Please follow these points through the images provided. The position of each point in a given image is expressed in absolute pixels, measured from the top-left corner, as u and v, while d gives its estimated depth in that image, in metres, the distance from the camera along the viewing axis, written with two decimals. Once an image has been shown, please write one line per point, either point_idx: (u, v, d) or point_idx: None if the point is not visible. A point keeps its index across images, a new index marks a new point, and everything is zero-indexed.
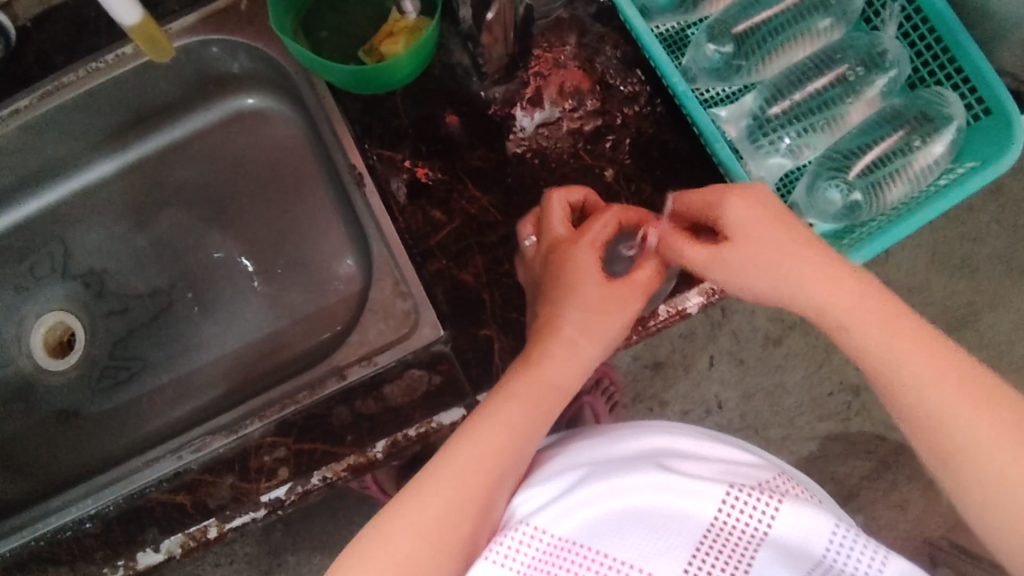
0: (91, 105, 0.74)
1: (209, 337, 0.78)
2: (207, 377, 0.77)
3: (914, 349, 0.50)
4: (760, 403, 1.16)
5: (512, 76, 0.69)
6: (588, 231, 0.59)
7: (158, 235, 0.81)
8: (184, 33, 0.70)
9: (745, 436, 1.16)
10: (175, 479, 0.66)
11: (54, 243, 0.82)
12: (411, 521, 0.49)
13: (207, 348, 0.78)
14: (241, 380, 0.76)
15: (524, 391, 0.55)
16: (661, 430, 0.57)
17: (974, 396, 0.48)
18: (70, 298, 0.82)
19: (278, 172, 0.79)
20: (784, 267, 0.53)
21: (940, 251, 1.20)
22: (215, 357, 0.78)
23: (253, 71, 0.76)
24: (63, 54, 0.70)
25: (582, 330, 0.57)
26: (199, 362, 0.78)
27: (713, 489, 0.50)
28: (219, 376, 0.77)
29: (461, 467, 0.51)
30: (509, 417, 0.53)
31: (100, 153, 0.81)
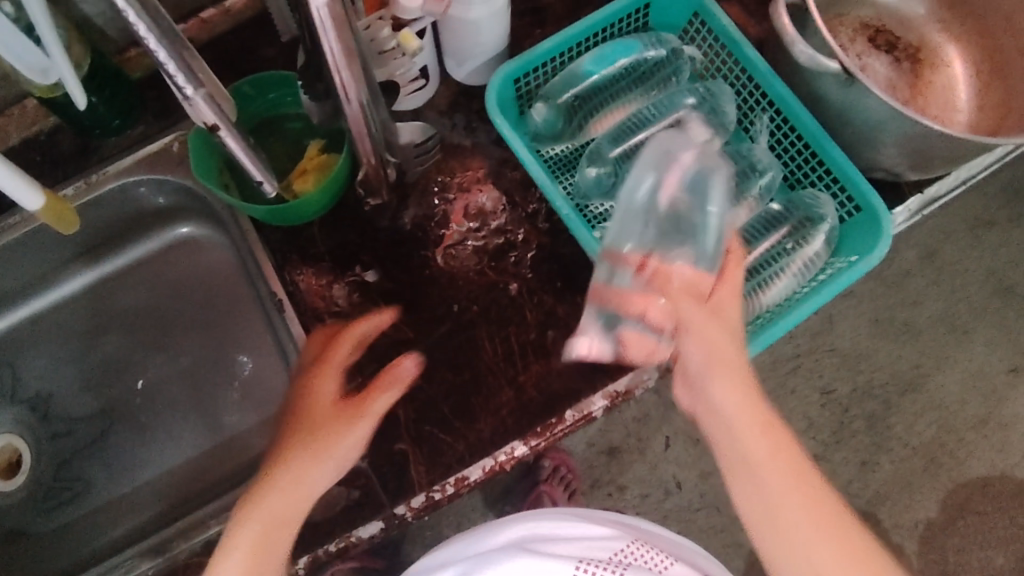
0: (36, 242, 0.79)
1: (151, 456, 0.82)
2: (149, 495, 0.80)
3: (768, 443, 0.57)
4: (718, 481, 1.18)
5: (419, 201, 0.75)
6: (331, 361, 0.60)
7: (101, 358, 0.85)
8: (119, 174, 0.77)
9: (705, 517, 1.17)
10: None
11: (4, 368, 0.86)
12: None
13: (147, 467, 0.81)
14: (181, 496, 0.79)
15: (333, 433, 0.56)
16: (525, 518, 0.65)
17: (811, 495, 0.55)
18: (18, 422, 0.85)
19: (213, 294, 0.84)
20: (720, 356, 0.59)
21: (882, 317, 1.23)
22: (156, 475, 0.81)
23: (184, 202, 0.82)
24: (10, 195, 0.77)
25: (301, 471, 0.55)
26: (142, 482, 0.81)
27: (565, 567, 0.58)
28: (161, 495, 0.80)
29: None
30: (240, 549, 0.53)
31: (46, 283, 0.86)
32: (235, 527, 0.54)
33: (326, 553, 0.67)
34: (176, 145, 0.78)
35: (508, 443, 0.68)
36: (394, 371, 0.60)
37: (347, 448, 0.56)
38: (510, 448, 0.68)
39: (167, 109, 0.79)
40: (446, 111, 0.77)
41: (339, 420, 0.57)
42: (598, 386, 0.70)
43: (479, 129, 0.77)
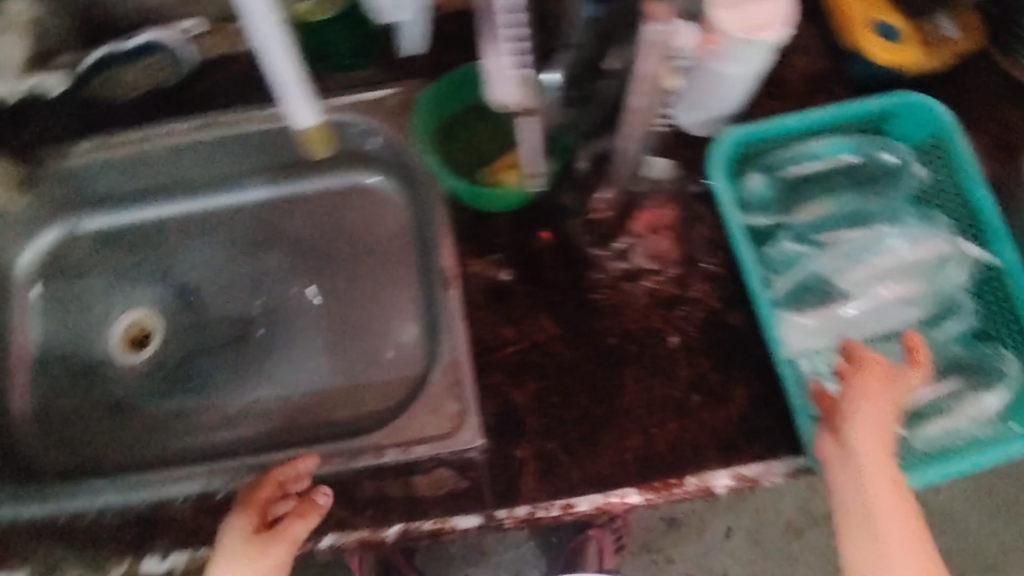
0: (239, 144, 0.84)
1: (270, 376, 0.84)
2: (258, 412, 0.83)
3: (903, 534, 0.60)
4: None
5: (607, 227, 0.75)
6: (258, 496, 0.64)
7: (255, 271, 0.89)
8: (337, 108, 0.80)
9: None
10: (201, 499, 0.71)
11: (164, 250, 0.90)
12: None
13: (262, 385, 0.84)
14: (286, 424, 0.81)
15: (257, 567, 0.61)
16: None
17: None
18: (160, 303, 0.89)
19: (376, 248, 0.87)
20: (877, 437, 0.61)
21: None
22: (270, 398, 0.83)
23: (382, 153, 0.85)
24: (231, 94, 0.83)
25: None
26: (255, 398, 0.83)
27: None
28: (268, 418, 0.82)
29: None
30: None
31: (229, 185, 0.90)
32: None
33: (418, 530, 0.67)
34: (392, 99, 0.80)
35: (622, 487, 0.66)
36: (312, 505, 0.64)
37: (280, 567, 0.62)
38: (622, 493, 0.67)
39: (398, 62, 0.82)
40: (658, 148, 0.78)
41: (266, 545, 0.62)
42: (730, 464, 0.68)
43: (685, 178, 0.77)
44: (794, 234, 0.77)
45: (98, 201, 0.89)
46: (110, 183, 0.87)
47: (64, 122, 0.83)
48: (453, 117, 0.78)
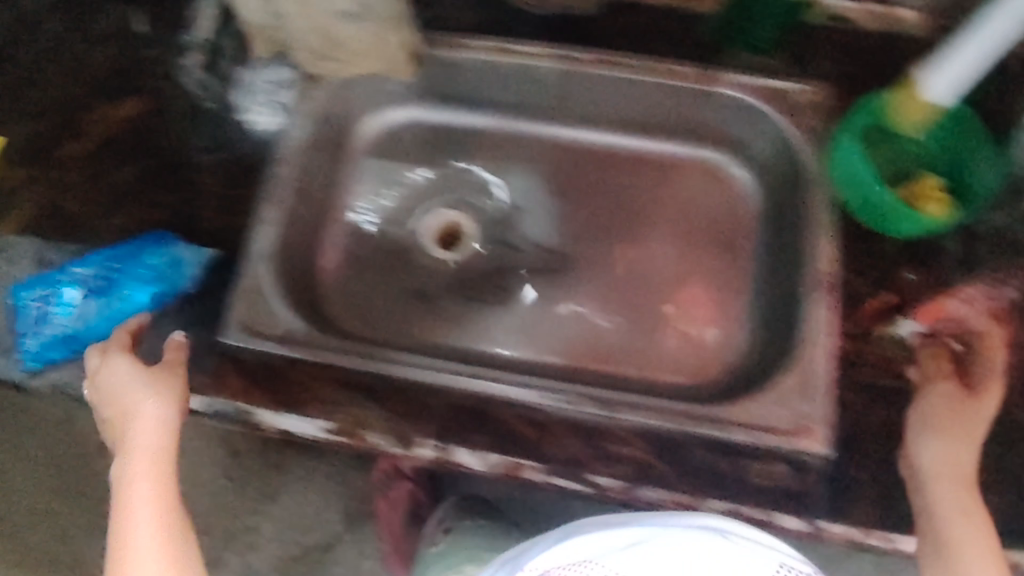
0: (623, 90, 0.83)
1: (574, 317, 0.84)
2: (561, 345, 0.83)
3: None
4: None
5: (979, 282, 0.73)
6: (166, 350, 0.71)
7: (581, 212, 0.89)
8: (743, 87, 0.81)
9: None
10: (531, 413, 0.72)
11: (499, 162, 0.90)
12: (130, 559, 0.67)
13: (564, 323, 0.84)
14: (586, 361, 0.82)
15: (161, 380, 0.69)
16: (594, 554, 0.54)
17: None
18: (482, 211, 0.89)
19: (714, 226, 0.87)
20: None
21: None
22: (571, 330, 0.84)
23: (755, 138, 0.85)
24: (635, 38, 0.82)
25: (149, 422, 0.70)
26: (558, 329, 0.84)
27: None
28: (570, 355, 0.82)
29: (132, 508, 0.69)
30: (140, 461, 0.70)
31: (582, 120, 0.90)
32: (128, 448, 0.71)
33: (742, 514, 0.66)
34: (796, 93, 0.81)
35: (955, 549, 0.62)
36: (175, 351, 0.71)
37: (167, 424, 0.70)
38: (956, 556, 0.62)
39: (804, 61, 0.82)
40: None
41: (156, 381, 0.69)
42: None
43: None
44: None
45: (449, 96, 0.88)
46: (481, 83, 0.85)
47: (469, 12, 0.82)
48: (869, 126, 0.79)
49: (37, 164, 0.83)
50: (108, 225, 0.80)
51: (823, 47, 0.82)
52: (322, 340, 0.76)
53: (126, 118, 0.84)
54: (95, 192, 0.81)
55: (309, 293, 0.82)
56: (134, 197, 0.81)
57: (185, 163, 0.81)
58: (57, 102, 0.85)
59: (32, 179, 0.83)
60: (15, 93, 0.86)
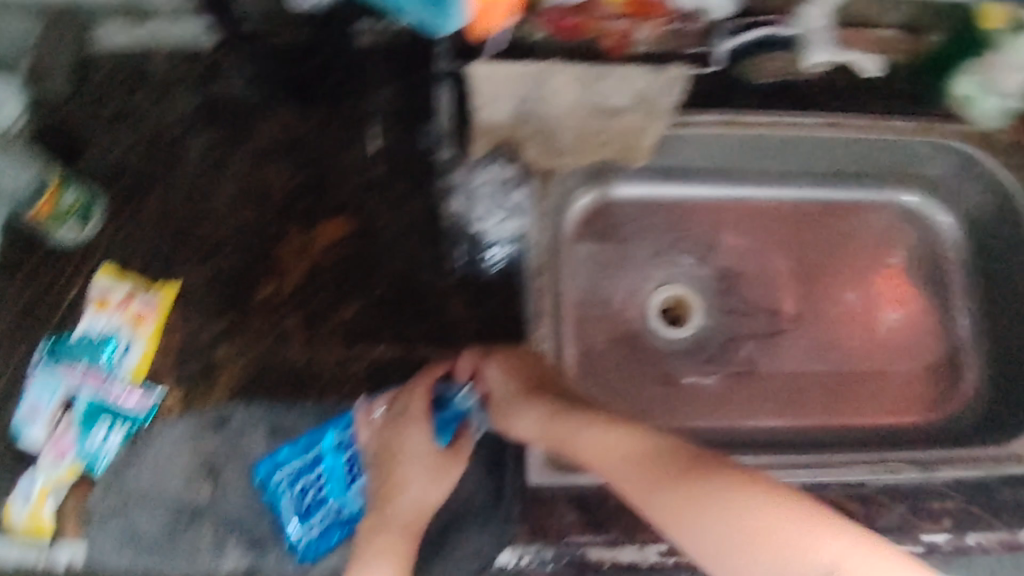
0: (834, 150, 0.83)
1: (520, 398, 0.63)
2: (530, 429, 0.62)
3: None
4: None
5: None
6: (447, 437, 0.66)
7: (792, 269, 0.87)
8: (959, 136, 0.80)
9: None
10: (853, 488, 0.72)
11: (706, 230, 0.86)
12: None
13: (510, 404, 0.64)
14: (556, 442, 0.60)
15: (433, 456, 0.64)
16: None
17: None
18: (697, 282, 0.86)
19: (913, 268, 0.89)
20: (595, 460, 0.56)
21: None
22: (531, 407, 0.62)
23: (947, 179, 0.86)
24: (840, 101, 0.78)
25: (406, 486, 0.63)
26: (518, 397, 0.63)
27: None
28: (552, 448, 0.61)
29: None
30: (377, 549, 0.59)
31: (781, 179, 0.87)
32: (376, 526, 0.61)
33: None
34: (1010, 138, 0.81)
35: None
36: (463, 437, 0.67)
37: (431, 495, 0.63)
38: None
39: None
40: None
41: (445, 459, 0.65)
42: None
43: None
44: None
45: (653, 170, 0.83)
46: (697, 154, 0.82)
47: None
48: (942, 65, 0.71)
49: (232, 312, 0.72)
50: (348, 373, 0.71)
51: None
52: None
53: (333, 244, 0.73)
54: (319, 340, 0.71)
55: None
56: (369, 335, 0.71)
57: (420, 288, 0.72)
58: (239, 235, 0.74)
59: (231, 331, 0.71)
60: (182, 232, 0.74)
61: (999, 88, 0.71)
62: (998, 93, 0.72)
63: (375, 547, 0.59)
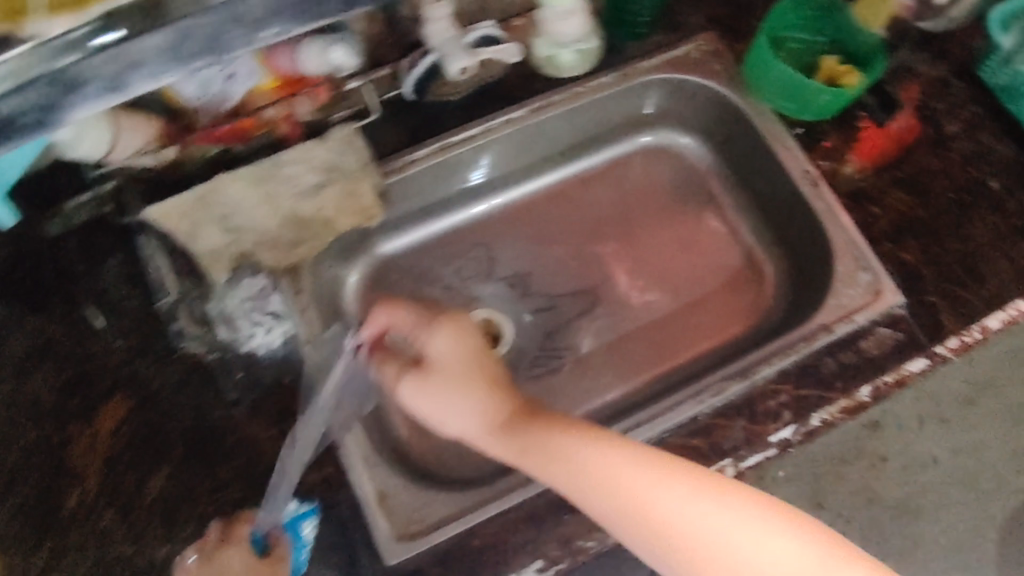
0: (554, 129, 0.87)
1: (466, 372, 0.65)
2: (468, 415, 0.64)
3: None
4: (969, 458, 1.22)
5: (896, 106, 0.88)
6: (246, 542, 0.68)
7: (569, 251, 0.91)
8: (649, 71, 0.86)
9: (962, 489, 1.22)
10: (690, 424, 0.74)
11: (480, 250, 0.89)
12: None
13: (433, 388, 0.66)
14: (503, 426, 0.63)
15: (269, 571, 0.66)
16: None
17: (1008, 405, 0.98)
18: (496, 298, 0.88)
19: (678, 197, 0.93)
20: (547, 425, 0.62)
21: None
22: (468, 388, 0.65)
23: (664, 110, 0.91)
24: (525, 88, 0.84)
25: None
26: (456, 384, 0.65)
27: None
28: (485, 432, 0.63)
29: None
30: None
31: (523, 176, 0.91)
32: None
33: (885, 385, 0.77)
34: (694, 54, 0.87)
35: (1015, 300, 0.80)
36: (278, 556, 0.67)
37: None
38: (1016, 305, 0.80)
39: (675, 24, 0.89)
40: (912, 48, 0.90)
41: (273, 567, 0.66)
42: None
43: (940, 64, 0.90)
44: None
45: (403, 219, 0.86)
46: (435, 189, 0.85)
47: (390, 133, 0.81)
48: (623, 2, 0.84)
49: (49, 535, 0.69)
50: (178, 542, 0.69)
51: (684, 4, 0.90)
52: (461, 502, 0.71)
53: (117, 427, 0.72)
54: (141, 524, 0.69)
55: (411, 466, 0.77)
56: (188, 497, 0.70)
57: (219, 429, 0.72)
58: (26, 457, 0.71)
59: (53, 556, 0.68)
60: None
61: (562, 38, 0.80)
62: (564, 41, 0.81)
63: None
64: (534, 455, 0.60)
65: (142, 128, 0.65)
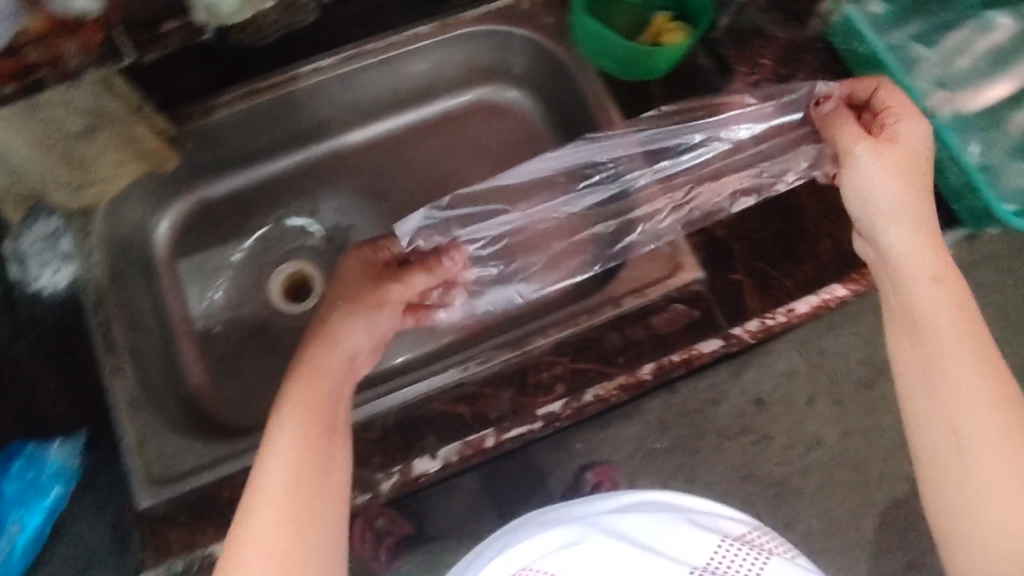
0: (373, 78, 0.85)
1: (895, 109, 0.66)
2: (915, 247, 0.60)
3: None
4: (858, 443, 1.19)
5: (732, 69, 0.82)
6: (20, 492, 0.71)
7: (395, 202, 0.90)
8: (473, 22, 0.84)
9: (846, 474, 1.18)
10: (455, 390, 0.73)
11: (305, 200, 0.90)
12: (265, 529, 0.51)
13: (902, 219, 0.61)
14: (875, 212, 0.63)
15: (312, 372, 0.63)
16: None
17: None
18: (314, 252, 0.89)
19: (511, 154, 0.91)
20: (895, 192, 0.62)
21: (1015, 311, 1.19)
22: (913, 217, 0.61)
23: (499, 62, 0.88)
24: (342, 37, 0.83)
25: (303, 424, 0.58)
26: (907, 216, 0.61)
27: None
28: (893, 263, 0.60)
29: (269, 492, 0.53)
30: (271, 493, 0.53)
31: (351, 126, 0.90)
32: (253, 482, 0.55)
33: (671, 362, 0.73)
34: (524, 4, 0.84)
35: (830, 283, 0.74)
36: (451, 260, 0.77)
37: (323, 425, 0.59)
38: (831, 288, 0.74)
39: None
40: (764, 7, 0.84)
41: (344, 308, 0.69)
42: None
43: (793, 27, 0.84)
44: (920, 32, 0.83)
45: (219, 166, 0.86)
46: (247, 137, 0.85)
47: (197, 79, 0.81)
48: None
49: None
50: None
51: None
52: (215, 453, 0.72)
53: None
54: None
55: (193, 415, 0.78)
56: None
57: None
58: None
59: None
60: None
61: None
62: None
63: (266, 479, 0.54)
64: (880, 194, 0.62)
65: None
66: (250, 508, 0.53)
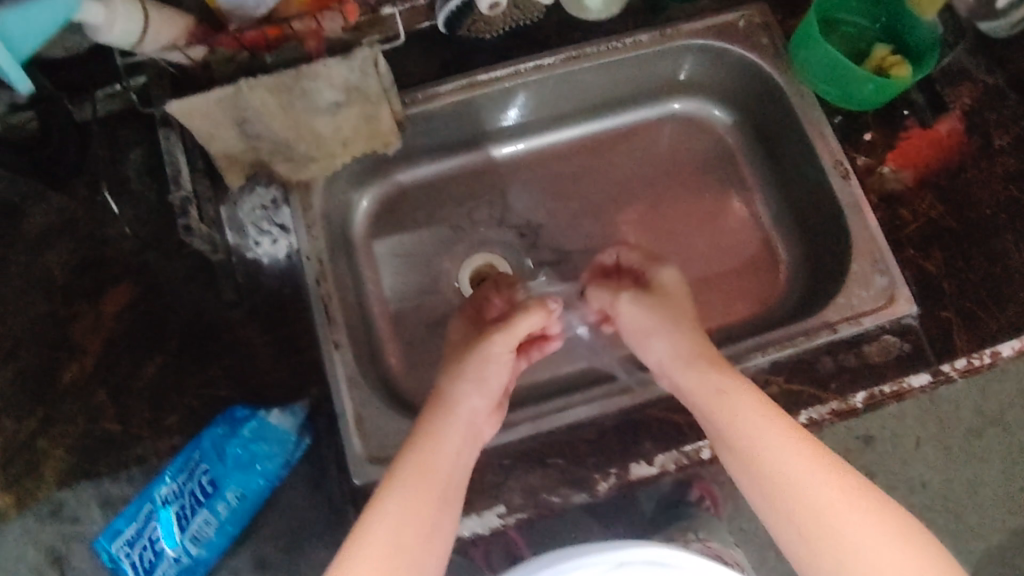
0: (584, 81, 0.85)
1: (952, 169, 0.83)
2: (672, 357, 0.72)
3: None
4: None
5: (942, 110, 0.84)
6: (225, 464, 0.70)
7: (586, 205, 0.90)
8: (691, 35, 0.83)
9: None
10: (673, 399, 0.74)
11: (495, 193, 0.89)
12: (376, 548, 0.55)
13: (687, 364, 0.69)
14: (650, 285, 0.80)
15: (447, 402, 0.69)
16: None
17: None
18: (504, 245, 0.88)
19: (701, 167, 0.91)
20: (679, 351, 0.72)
21: None
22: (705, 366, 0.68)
23: (703, 78, 0.88)
24: (560, 36, 0.82)
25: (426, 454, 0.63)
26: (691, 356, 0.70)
27: None
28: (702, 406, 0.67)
29: (390, 516, 0.57)
30: (393, 509, 0.58)
31: (547, 126, 0.90)
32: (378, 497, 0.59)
33: (881, 394, 0.75)
34: (741, 23, 0.83)
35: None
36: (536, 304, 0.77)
37: (452, 459, 0.63)
38: None
39: None
40: (973, 52, 0.86)
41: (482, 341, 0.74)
42: None
43: (1002, 75, 0.86)
44: None
45: (421, 152, 0.86)
46: (452, 128, 0.84)
47: (420, 64, 0.80)
48: None
49: (45, 405, 0.73)
50: (164, 432, 0.72)
51: None
52: None
53: (120, 312, 0.75)
54: (130, 407, 0.73)
55: (397, 397, 0.78)
56: (175, 389, 0.73)
57: (213, 329, 0.74)
58: (32, 329, 0.75)
59: (47, 423, 0.73)
60: None
61: None
62: None
63: (387, 506, 0.58)
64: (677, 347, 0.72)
65: (171, 25, 0.65)
66: (369, 521, 0.57)
